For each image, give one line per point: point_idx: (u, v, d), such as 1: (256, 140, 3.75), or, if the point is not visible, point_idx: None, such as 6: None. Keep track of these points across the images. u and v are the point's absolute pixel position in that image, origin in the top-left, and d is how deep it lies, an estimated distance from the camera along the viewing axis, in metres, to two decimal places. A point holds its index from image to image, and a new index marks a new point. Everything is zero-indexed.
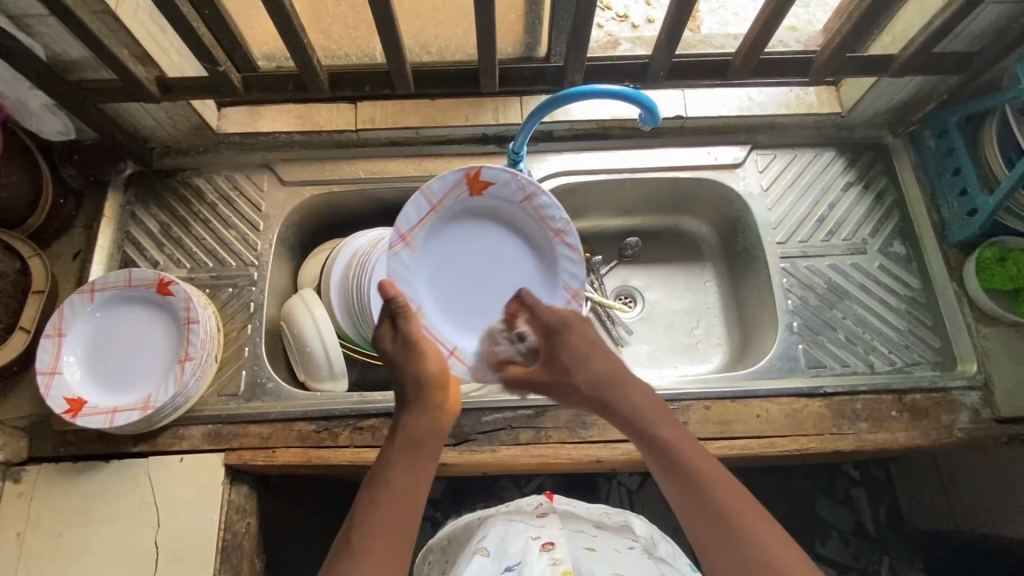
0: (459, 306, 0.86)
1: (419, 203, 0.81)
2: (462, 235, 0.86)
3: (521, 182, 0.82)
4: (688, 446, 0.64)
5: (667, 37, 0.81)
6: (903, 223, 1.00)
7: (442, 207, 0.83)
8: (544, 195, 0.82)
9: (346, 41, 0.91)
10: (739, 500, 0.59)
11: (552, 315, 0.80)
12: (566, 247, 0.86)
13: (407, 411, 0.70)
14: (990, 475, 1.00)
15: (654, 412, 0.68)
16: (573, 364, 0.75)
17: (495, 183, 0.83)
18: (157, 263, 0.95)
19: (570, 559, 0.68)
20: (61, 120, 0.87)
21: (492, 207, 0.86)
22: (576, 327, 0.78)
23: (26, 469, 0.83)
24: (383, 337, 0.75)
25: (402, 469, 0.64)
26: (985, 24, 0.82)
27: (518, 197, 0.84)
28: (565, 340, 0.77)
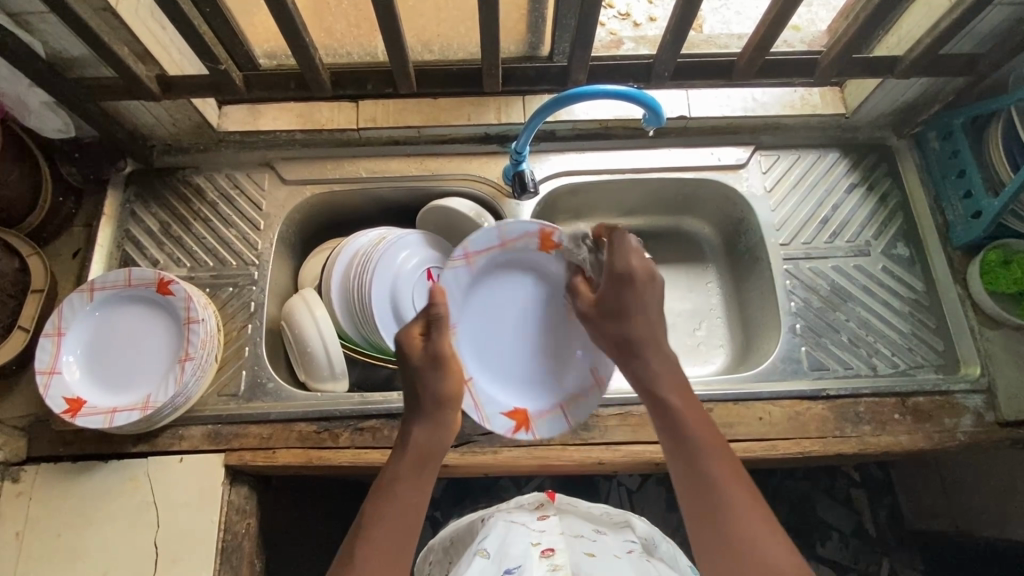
0: (485, 345, 0.84)
1: (491, 233, 0.81)
2: (512, 283, 0.85)
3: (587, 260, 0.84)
4: (696, 418, 0.63)
5: (673, 37, 0.80)
6: (907, 225, 0.99)
7: (509, 247, 0.84)
8: None
9: (348, 40, 0.90)
10: (732, 478, 0.59)
11: (631, 262, 0.72)
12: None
13: (418, 422, 0.67)
14: (992, 478, 1.00)
15: (671, 378, 0.67)
16: (620, 314, 0.72)
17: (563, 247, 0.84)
18: (157, 262, 0.94)
19: (571, 566, 0.68)
20: (62, 119, 0.87)
21: (548, 271, 0.86)
22: (639, 289, 0.71)
23: (24, 469, 0.83)
24: (411, 340, 0.70)
25: (412, 484, 0.63)
26: (993, 25, 0.82)
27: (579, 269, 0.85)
28: (624, 292, 0.72)
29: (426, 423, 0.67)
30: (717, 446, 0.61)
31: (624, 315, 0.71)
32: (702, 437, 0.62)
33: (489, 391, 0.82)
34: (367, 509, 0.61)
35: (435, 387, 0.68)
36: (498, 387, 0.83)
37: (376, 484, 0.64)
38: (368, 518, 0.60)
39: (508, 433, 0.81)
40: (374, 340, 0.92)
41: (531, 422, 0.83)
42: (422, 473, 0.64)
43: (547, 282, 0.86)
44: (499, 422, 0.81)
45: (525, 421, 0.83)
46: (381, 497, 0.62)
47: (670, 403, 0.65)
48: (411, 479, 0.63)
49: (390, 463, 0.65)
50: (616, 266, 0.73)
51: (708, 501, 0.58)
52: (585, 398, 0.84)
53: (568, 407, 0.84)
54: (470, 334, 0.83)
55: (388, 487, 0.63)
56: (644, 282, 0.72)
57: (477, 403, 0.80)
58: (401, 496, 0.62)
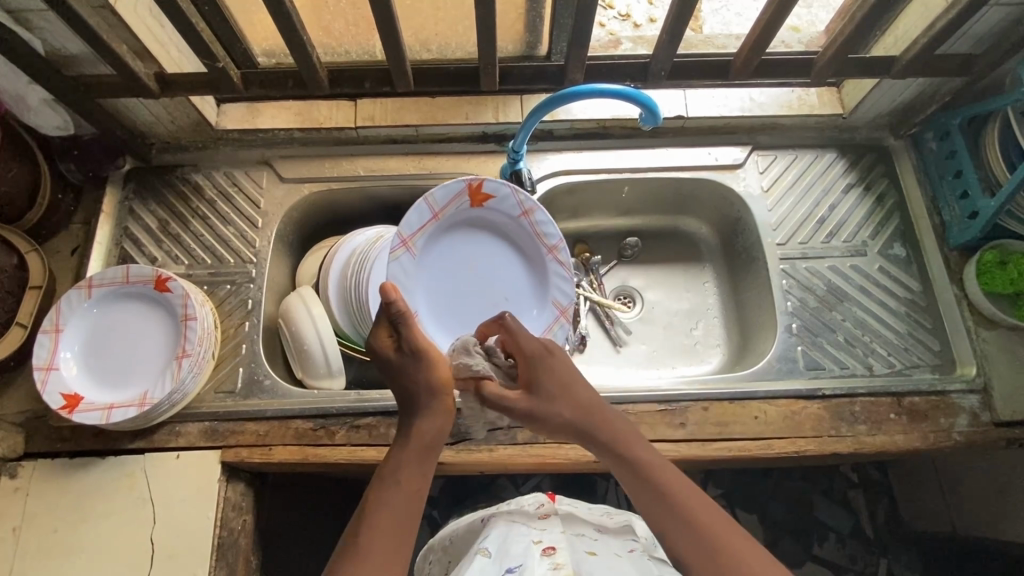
0: (448, 312, 0.89)
1: (422, 209, 0.84)
2: (458, 243, 0.90)
3: (520, 199, 0.87)
4: (666, 472, 0.62)
5: (669, 36, 0.80)
6: (903, 225, 0.99)
7: (444, 215, 0.87)
8: (541, 212, 0.88)
9: (347, 38, 0.91)
10: (717, 526, 0.58)
11: (533, 339, 0.73)
12: (560, 265, 0.91)
13: (413, 412, 0.68)
14: (988, 478, 1.00)
15: (631, 437, 0.66)
16: (556, 393, 0.69)
17: (494, 197, 0.88)
18: (155, 259, 0.95)
19: (572, 564, 0.67)
20: (60, 116, 0.87)
21: (488, 221, 0.90)
22: (558, 355, 0.72)
23: (22, 465, 0.83)
24: (385, 342, 0.71)
25: (412, 472, 0.64)
26: (989, 25, 0.82)
27: (516, 211, 0.89)
28: (548, 365, 0.71)
29: (420, 411, 0.68)
30: (696, 495, 0.60)
31: (561, 392, 0.69)
32: (680, 491, 0.60)
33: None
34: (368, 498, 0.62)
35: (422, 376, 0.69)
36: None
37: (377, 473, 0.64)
38: (368, 507, 0.60)
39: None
40: None
41: None
42: (421, 459, 0.65)
43: (491, 233, 0.91)
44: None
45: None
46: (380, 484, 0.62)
47: (637, 462, 0.63)
48: (410, 465, 0.64)
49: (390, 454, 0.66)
50: (523, 345, 0.73)
51: (708, 557, 0.56)
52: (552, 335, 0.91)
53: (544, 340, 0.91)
54: (432, 308, 0.88)
55: (388, 474, 0.63)
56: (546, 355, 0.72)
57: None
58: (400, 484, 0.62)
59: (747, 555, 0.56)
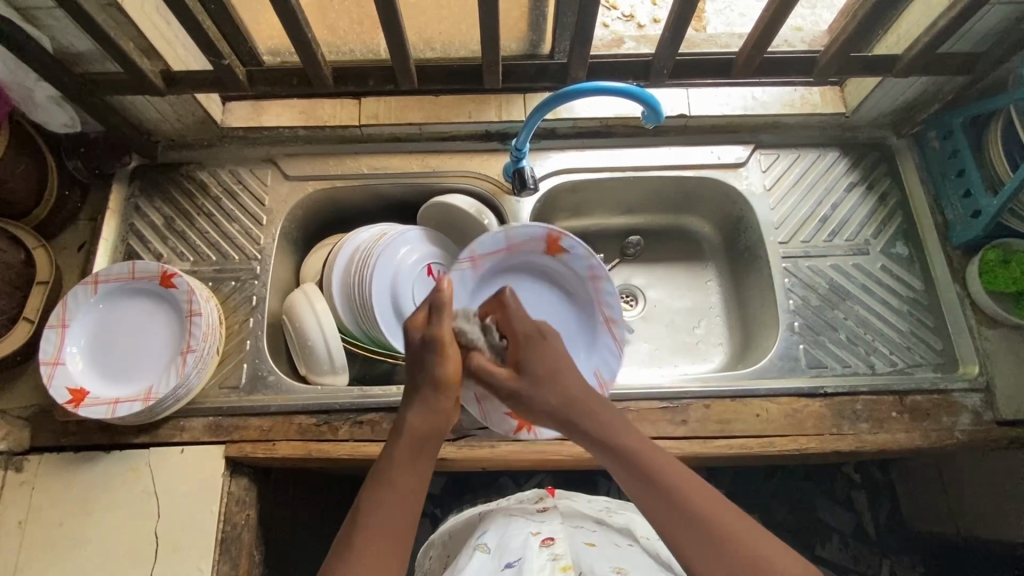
0: None
1: (500, 237, 0.89)
2: (515, 283, 0.94)
3: (593, 264, 0.91)
4: (663, 460, 0.61)
5: (671, 35, 0.81)
6: (906, 224, 0.99)
7: (514, 249, 0.92)
8: (609, 282, 0.91)
9: (351, 37, 0.91)
10: (713, 505, 0.57)
11: (527, 322, 0.74)
12: (611, 339, 0.92)
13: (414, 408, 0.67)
14: (990, 478, 1.00)
15: (617, 425, 0.64)
16: (544, 376, 0.69)
17: (569, 254, 0.91)
18: (161, 256, 0.95)
19: (571, 555, 0.67)
20: (67, 113, 0.88)
21: (553, 275, 0.94)
22: (551, 339, 0.73)
23: (28, 459, 0.84)
24: (415, 324, 0.71)
25: (408, 468, 0.63)
26: (990, 24, 0.82)
27: (585, 274, 0.92)
28: (540, 349, 0.71)
29: (422, 408, 0.67)
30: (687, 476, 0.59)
31: (551, 377, 0.69)
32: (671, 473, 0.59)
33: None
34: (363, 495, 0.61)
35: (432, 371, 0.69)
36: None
37: (373, 471, 0.63)
38: (365, 505, 0.60)
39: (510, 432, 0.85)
40: (374, 334, 0.92)
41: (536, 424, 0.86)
42: (417, 459, 0.64)
43: (552, 286, 0.95)
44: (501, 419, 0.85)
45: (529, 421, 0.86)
46: (376, 485, 0.61)
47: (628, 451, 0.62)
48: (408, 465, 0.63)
49: (387, 449, 0.65)
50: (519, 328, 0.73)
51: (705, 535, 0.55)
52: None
53: None
54: None
55: (383, 473, 0.62)
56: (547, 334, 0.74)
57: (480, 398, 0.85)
58: (396, 484, 0.61)
59: (743, 529, 0.55)
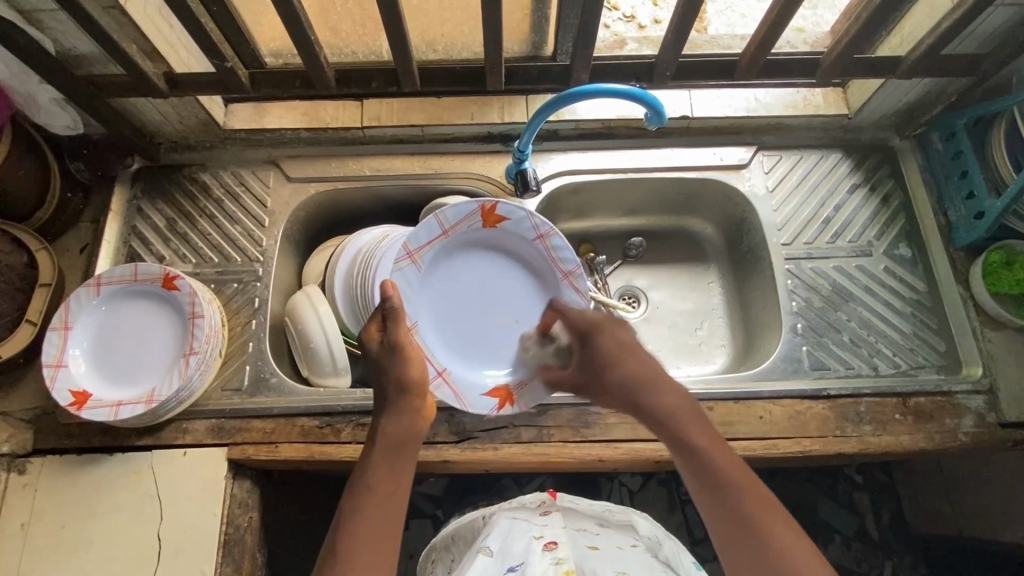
0: (455, 331, 0.87)
1: (431, 225, 0.85)
2: (463, 262, 0.89)
3: (536, 222, 0.86)
4: (727, 459, 0.60)
5: (674, 36, 0.81)
6: (909, 225, 0.99)
7: (453, 232, 0.87)
8: (557, 236, 0.87)
9: (354, 39, 0.91)
10: (767, 510, 0.56)
11: (583, 316, 0.78)
12: (571, 293, 0.88)
13: (383, 415, 0.69)
14: (993, 480, 0.99)
15: (689, 415, 0.65)
16: (607, 363, 0.73)
17: (510, 220, 0.87)
18: (163, 257, 0.95)
19: (573, 559, 0.68)
20: (70, 115, 0.87)
21: (499, 243, 0.89)
22: (608, 330, 0.75)
23: (31, 461, 0.84)
24: (370, 337, 0.74)
25: (385, 471, 0.63)
26: (994, 26, 0.82)
27: (530, 234, 0.88)
28: (597, 339, 0.75)
29: (390, 413, 0.68)
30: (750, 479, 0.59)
31: (613, 363, 0.72)
32: (732, 472, 0.59)
33: (466, 373, 0.86)
34: (343, 505, 0.61)
35: (395, 375, 0.70)
36: (477, 365, 0.87)
37: (351, 480, 0.64)
38: (344, 516, 0.60)
39: (492, 411, 0.84)
40: None
41: (515, 396, 0.86)
42: (391, 460, 0.64)
43: (501, 256, 0.90)
44: (481, 402, 0.85)
45: (508, 396, 0.86)
46: (355, 493, 0.61)
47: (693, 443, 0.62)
48: (383, 468, 0.63)
49: (362, 459, 0.66)
50: (575, 323, 0.78)
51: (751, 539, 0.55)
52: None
53: None
54: (438, 327, 0.87)
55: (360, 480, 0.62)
56: (610, 324, 0.76)
57: (455, 391, 0.84)
58: (376, 492, 0.61)
59: (792, 541, 0.54)
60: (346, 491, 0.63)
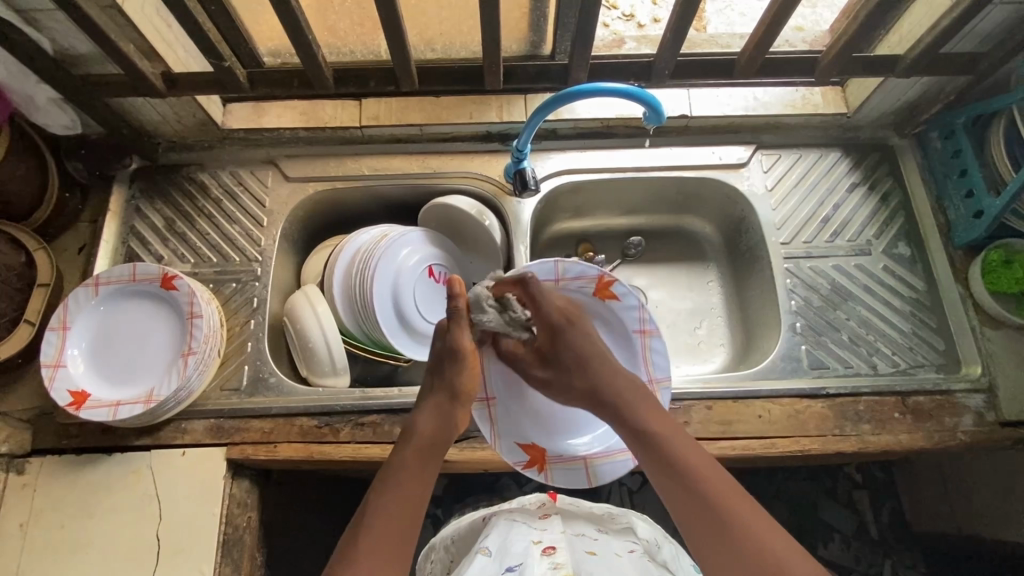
0: (518, 374, 0.83)
1: (547, 268, 0.79)
2: None
3: (645, 317, 0.81)
4: (686, 446, 0.64)
5: (672, 35, 0.81)
6: (908, 224, 0.99)
7: (563, 286, 0.82)
8: (659, 340, 0.81)
9: (352, 38, 0.91)
10: (723, 489, 0.59)
11: (555, 308, 0.76)
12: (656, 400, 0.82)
13: (428, 411, 0.69)
14: (992, 480, 0.99)
15: (643, 404, 0.69)
16: (575, 362, 0.75)
17: (620, 299, 0.81)
18: (162, 257, 0.95)
19: (572, 564, 0.67)
20: (67, 115, 0.87)
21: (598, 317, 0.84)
22: (578, 326, 0.76)
23: (29, 461, 0.84)
24: (443, 329, 0.74)
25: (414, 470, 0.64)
26: (993, 25, 0.82)
27: (634, 325, 0.82)
28: (569, 339, 0.75)
29: (434, 414, 0.69)
30: (703, 459, 0.62)
31: (583, 364, 0.74)
32: (684, 454, 0.63)
33: (508, 418, 0.82)
34: (370, 497, 0.62)
35: (450, 378, 0.71)
36: (526, 419, 0.83)
37: (380, 475, 0.64)
38: (370, 509, 0.60)
39: (516, 464, 0.82)
40: (375, 335, 0.92)
41: (547, 463, 0.83)
42: (426, 463, 0.65)
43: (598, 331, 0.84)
44: (512, 451, 0.82)
45: (540, 459, 0.83)
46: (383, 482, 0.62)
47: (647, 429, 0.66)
48: (416, 469, 0.64)
49: (395, 453, 0.66)
50: (547, 316, 0.75)
51: (709, 515, 0.58)
52: (613, 455, 0.82)
53: (594, 464, 0.82)
54: (505, 360, 0.82)
55: (392, 475, 0.63)
56: (575, 315, 0.77)
57: (493, 423, 0.81)
58: (405, 486, 0.62)
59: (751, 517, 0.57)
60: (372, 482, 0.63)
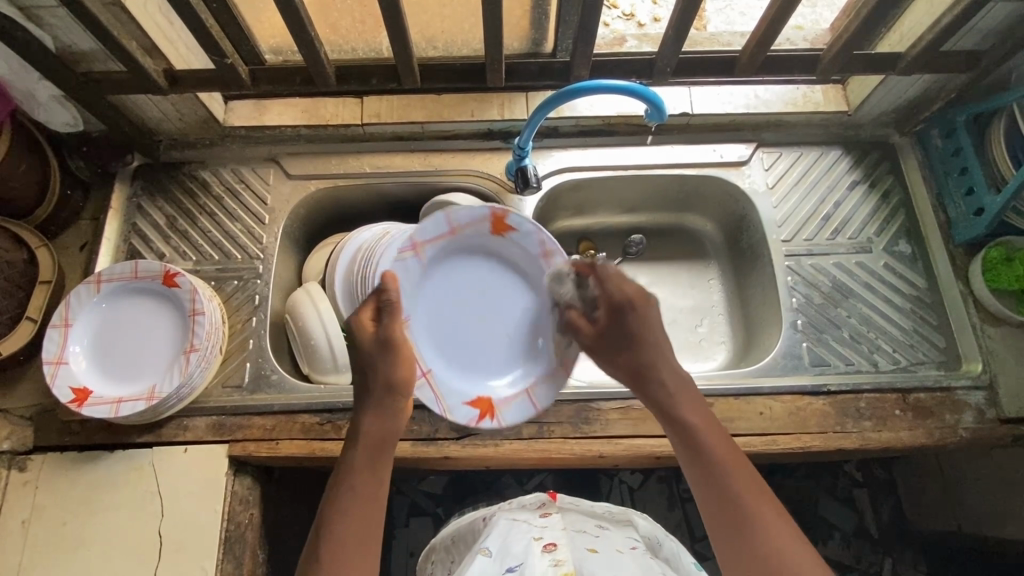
0: (446, 336, 0.84)
1: (439, 220, 0.82)
2: (468, 267, 0.86)
3: (543, 238, 0.84)
4: (716, 437, 0.64)
5: (673, 34, 0.81)
6: (909, 222, 0.99)
7: (461, 233, 0.85)
8: (560, 255, 0.84)
9: (353, 36, 0.91)
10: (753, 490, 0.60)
11: (624, 288, 0.74)
12: (572, 315, 0.85)
13: (368, 412, 0.68)
14: (991, 477, 0.99)
15: (688, 397, 0.68)
16: (629, 339, 0.73)
17: (516, 230, 0.85)
18: (163, 255, 0.95)
19: (573, 561, 0.68)
20: (70, 112, 0.88)
21: (503, 254, 0.87)
22: (642, 310, 0.73)
23: (31, 458, 0.84)
24: (363, 326, 0.71)
25: (367, 475, 0.64)
26: (994, 22, 0.82)
27: (536, 250, 0.85)
28: (627, 321, 0.73)
29: (374, 408, 0.68)
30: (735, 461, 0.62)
31: (632, 343, 0.73)
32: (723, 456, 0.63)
33: (448, 379, 0.82)
34: (326, 505, 0.62)
35: (384, 374, 0.69)
36: (460, 376, 0.83)
37: (333, 477, 0.64)
38: (327, 516, 0.61)
39: (471, 422, 0.81)
40: None
41: (494, 411, 0.82)
42: (376, 462, 0.65)
43: (503, 265, 0.87)
44: (462, 412, 0.81)
45: (489, 410, 0.82)
46: (336, 492, 0.62)
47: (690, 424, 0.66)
48: (366, 471, 0.64)
49: (345, 456, 0.66)
50: (613, 296, 0.75)
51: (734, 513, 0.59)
52: (549, 380, 0.84)
53: (536, 392, 0.83)
54: (428, 327, 0.83)
55: (343, 483, 0.63)
56: (644, 304, 0.74)
57: (436, 394, 0.81)
58: (359, 494, 0.62)
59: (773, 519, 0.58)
60: (328, 485, 0.64)
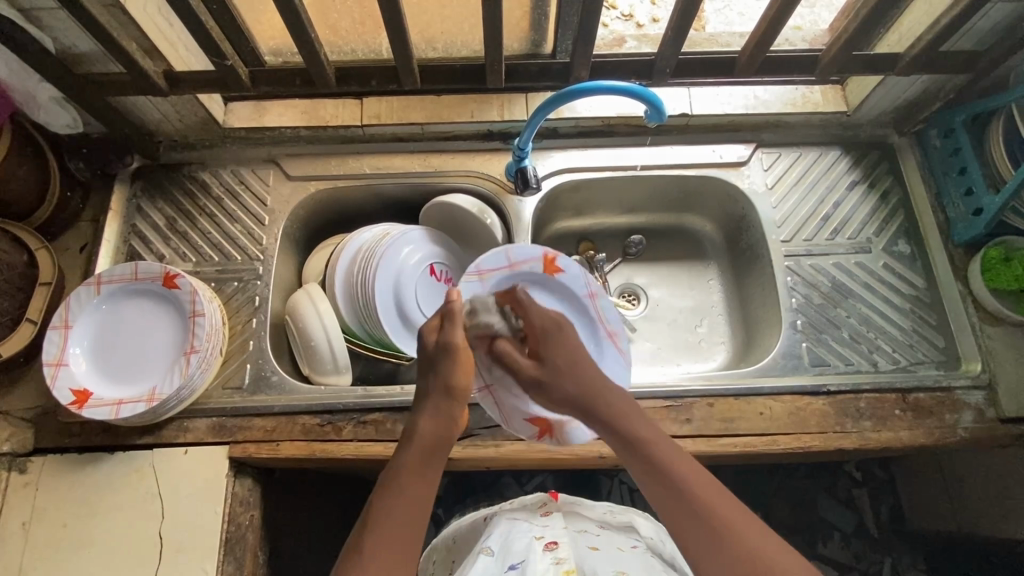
0: None
1: (499, 256, 0.88)
2: None
3: (590, 281, 0.90)
4: (677, 455, 0.62)
5: (673, 35, 0.81)
6: (908, 221, 1.00)
7: (517, 269, 0.89)
8: (606, 297, 0.90)
9: (353, 38, 0.91)
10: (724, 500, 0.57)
11: (545, 316, 0.76)
12: (618, 351, 0.89)
13: (422, 415, 0.69)
14: (990, 476, 1.00)
15: (636, 417, 0.66)
16: (564, 366, 0.71)
17: (564, 272, 0.89)
18: (163, 256, 0.95)
19: (574, 559, 0.68)
20: (69, 114, 0.87)
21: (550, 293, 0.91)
22: (568, 333, 0.75)
23: (31, 460, 0.84)
24: (430, 332, 0.74)
25: (417, 476, 0.63)
26: (992, 23, 0.82)
27: (582, 291, 0.90)
28: (560, 343, 0.73)
29: (433, 414, 0.69)
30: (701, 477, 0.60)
31: (569, 369, 0.71)
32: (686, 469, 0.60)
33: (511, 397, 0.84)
34: (374, 501, 0.62)
35: (445, 378, 0.70)
36: None
37: (385, 474, 0.65)
38: (374, 515, 0.60)
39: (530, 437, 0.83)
40: (376, 334, 0.92)
41: (556, 430, 0.83)
42: (428, 465, 0.65)
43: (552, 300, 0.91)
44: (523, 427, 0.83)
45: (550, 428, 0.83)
46: (387, 488, 0.62)
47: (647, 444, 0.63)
48: (420, 470, 0.64)
49: (398, 456, 0.66)
50: (536, 322, 0.76)
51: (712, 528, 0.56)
52: None
53: None
54: None
55: (394, 479, 0.63)
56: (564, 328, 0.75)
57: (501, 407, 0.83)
58: (407, 492, 0.62)
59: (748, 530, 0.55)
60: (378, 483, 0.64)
